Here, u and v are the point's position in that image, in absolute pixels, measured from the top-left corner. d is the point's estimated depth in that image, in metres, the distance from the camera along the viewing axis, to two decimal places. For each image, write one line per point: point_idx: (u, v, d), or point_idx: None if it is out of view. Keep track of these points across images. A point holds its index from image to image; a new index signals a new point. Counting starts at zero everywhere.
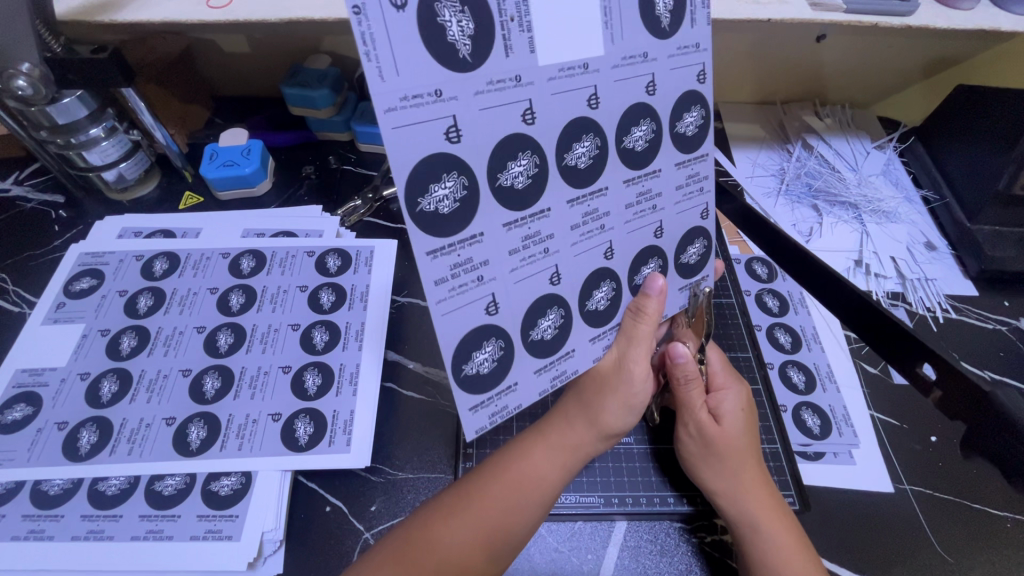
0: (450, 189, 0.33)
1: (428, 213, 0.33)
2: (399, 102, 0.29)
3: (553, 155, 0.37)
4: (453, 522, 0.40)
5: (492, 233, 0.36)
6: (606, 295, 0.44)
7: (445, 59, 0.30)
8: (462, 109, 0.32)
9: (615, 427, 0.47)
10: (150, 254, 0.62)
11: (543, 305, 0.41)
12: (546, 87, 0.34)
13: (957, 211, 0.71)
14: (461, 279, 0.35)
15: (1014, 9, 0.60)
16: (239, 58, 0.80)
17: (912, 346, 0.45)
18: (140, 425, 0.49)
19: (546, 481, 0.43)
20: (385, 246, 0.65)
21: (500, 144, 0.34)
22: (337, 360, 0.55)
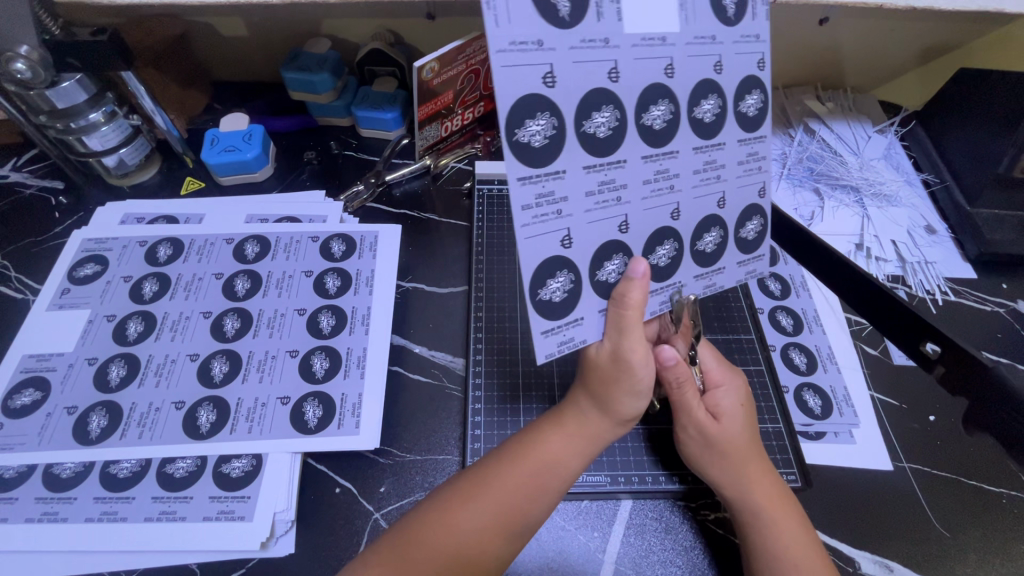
0: (542, 126, 0.35)
1: (519, 143, 0.35)
2: (508, 47, 0.33)
3: (633, 107, 0.38)
4: (471, 511, 0.41)
5: (574, 172, 0.37)
6: (667, 253, 0.44)
7: (547, 14, 0.33)
8: (558, 59, 0.34)
9: (630, 413, 0.46)
10: (153, 240, 0.61)
11: (609, 249, 0.41)
12: (629, 52, 0.37)
13: (957, 194, 0.72)
14: (542, 206, 0.37)
15: None
16: (236, 42, 0.79)
17: (917, 325, 0.46)
18: (150, 409, 0.49)
19: (566, 467, 0.44)
20: (389, 231, 0.65)
21: (588, 94, 0.36)
22: (344, 344, 0.55)
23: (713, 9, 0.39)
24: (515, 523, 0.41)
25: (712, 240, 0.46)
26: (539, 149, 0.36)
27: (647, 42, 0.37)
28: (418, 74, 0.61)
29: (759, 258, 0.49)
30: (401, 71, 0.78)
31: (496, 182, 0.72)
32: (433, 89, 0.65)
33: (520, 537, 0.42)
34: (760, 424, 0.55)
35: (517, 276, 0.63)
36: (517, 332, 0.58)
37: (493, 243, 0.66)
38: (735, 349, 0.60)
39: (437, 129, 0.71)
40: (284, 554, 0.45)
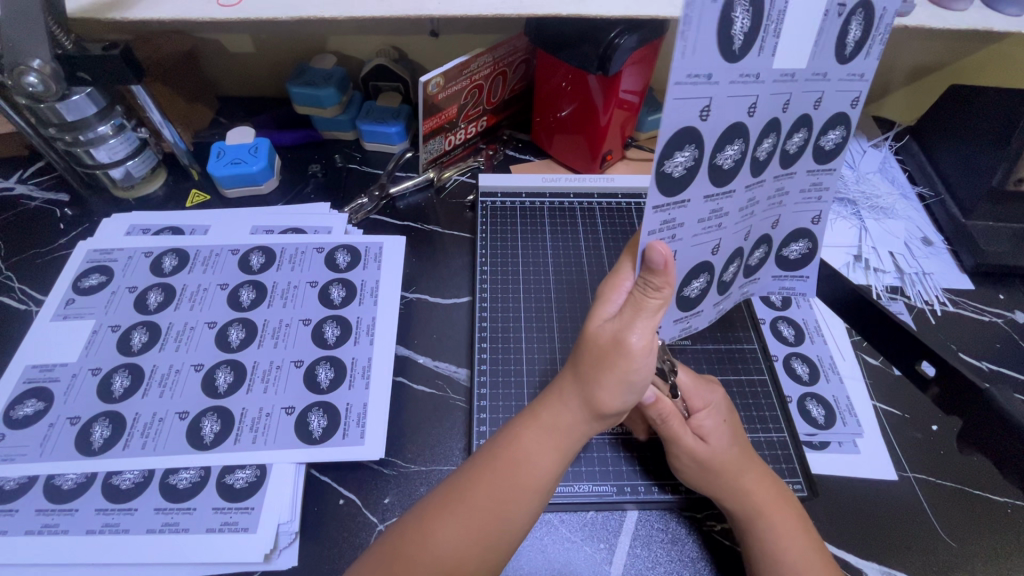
0: (685, 158, 0.35)
1: (661, 174, 0.34)
2: (684, 81, 0.31)
3: (755, 135, 0.37)
4: (444, 525, 0.38)
5: (694, 202, 0.38)
6: (731, 270, 0.45)
7: (723, 49, 0.31)
8: (717, 93, 0.33)
9: (614, 407, 0.40)
10: (159, 251, 0.61)
11: (693, 273, 0.42)
12: (768, 89, 0.35)
13: (952, 207, 0.73)
14: (665, 229, 0.37)
15: (1006, 10, 0.61)
16: (243, 58, 0.81)
17: None
18: (153, 419, 0.49)
19: (546, 466, 0.41)
20: (394, 242, 0.65)
21: (725, 128, 0.35)
22: (349, 354, 0.55)
23: (835, 43, 0.35)
24: (486, 544, 0.38)
25: (760, 254, 0.47)
26: (675, 179, 0.35)
27: (783, 80, 0.35)
28: (424, 89, 0.63)
29: (801, 279, 0.49)
30: (404, 86, 0.80)
31: (500, 195, 0.72)
32: (437, 104, 0.66)
33: (504, 548, 0.39)
34: (764, 433, 0.55)
35: (519, 300, 0.62)
36: (522, 345, 0.58)
37: (497, 256, 0.66)
38: (739, 359, 0.60)
39: (440, 143, 0.73)
40: (287, 567, 0.44)
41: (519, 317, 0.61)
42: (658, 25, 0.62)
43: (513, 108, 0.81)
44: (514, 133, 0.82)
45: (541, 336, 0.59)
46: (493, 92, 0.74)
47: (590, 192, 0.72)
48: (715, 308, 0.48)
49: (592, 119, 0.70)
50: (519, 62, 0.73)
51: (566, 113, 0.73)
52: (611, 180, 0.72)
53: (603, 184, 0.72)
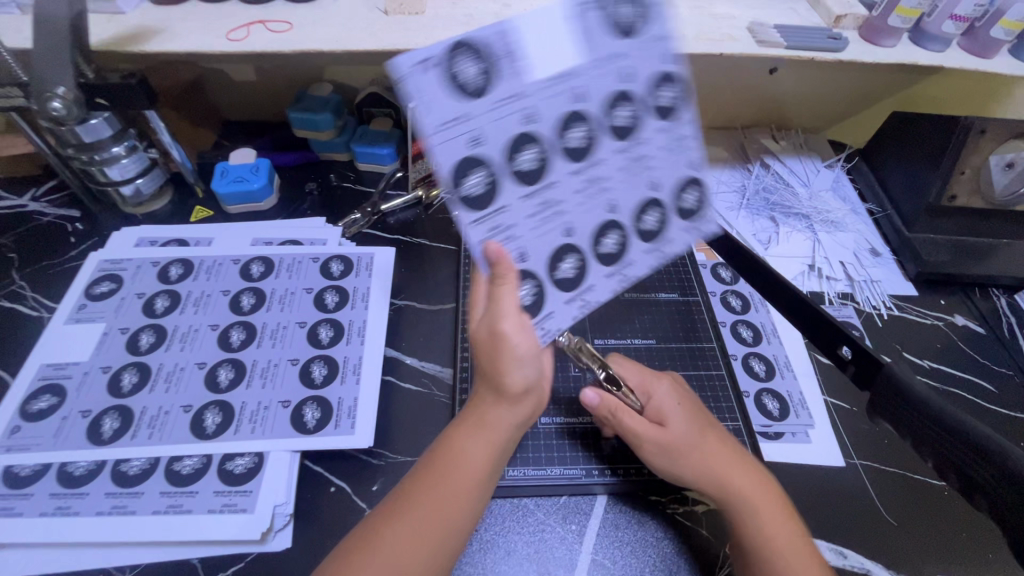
0: (530, 155, 0.39)
1: (461, 186, 0.37)
2: (438, 128, 0.35)
3: (489, 127, 0.37)
4: (391, 528, 0.42)
5: (514, 204, 0.40)
6: (613, 243, 0.45)
7: (461, 88, 0.35)
8: (477, 119, 0.36)
9: (518, 386, 0.45)
10: (165, 260, 0.66)
11: (565, 249, 0.44)
12: (540, 94, 0.37)
13: (897, 221, 0.80)
14: (497, 222, 0.40)
15: (928, 47, 0.69)
16: (246, 85, 0.87)
17: (836, 331, 0.50)
18: (159, 412, 0.53)
19: (479, 463, 0.45)
20: (384, 253, 0.70)
21: (512, 137, 0.38)
22: (342, 353, 0.60)
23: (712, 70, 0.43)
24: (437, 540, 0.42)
25: (651, 219, 0.46)
26: (519, 174, 0.39)
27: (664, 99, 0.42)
28: (413, 114, 0.69)
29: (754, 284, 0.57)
30: (396, 112, 0.86)
31: None
32: None
33: (450, 544, 0.43)
34: (721, 422, 0.59)
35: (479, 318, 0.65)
36: None
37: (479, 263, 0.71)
38: (698, 357, 0.65)
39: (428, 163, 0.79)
40: (281, 548, 0.48)
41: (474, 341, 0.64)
42: None
43: None
44: None
45: None
46: None
47: None
48: (613, 290, 0.47)
49: None
50: None
51: None
52: None
53: None
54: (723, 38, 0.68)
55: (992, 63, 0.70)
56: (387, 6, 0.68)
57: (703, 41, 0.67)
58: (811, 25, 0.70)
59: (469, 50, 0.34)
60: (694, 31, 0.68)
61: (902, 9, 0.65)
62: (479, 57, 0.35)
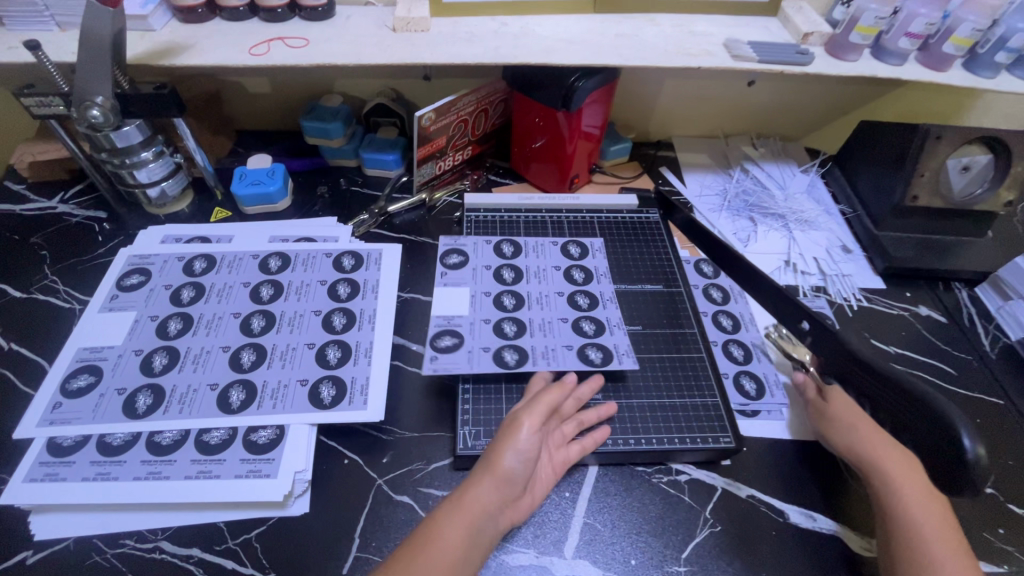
0: (335, 356, 0.63)
1: (498, 334, 0.66)
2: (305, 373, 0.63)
3: (467, 338, 0.65)
4: None
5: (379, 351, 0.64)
6: (592, 327, 0.68)
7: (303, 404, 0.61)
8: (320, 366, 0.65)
9: (507, 468, 0.51)
10: (190, 255, 0.72)
11: (584, 345, 0.65)
12: (482, 295, 0.70)
13: (867, 221, 0.87)
14: (544, 356, 0.64)
15: (888, 61, 0.76)
16: (261, 97, 0.93)
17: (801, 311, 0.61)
18: (188, 390, 0.58)
19: (455, 541, 0.47)
20: (392, 249, 0.76)
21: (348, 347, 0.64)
22: (354, 338, 0.65)
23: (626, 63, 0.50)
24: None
25: (580, 276, 0.74)
26: (514, 334, 0.66)
27: None
28: (418, 122, 0.75)
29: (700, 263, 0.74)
30: (401, 121, 0.93)
31: (482, 211, 0.84)
32: (430, 135, 0.79)
33: None
34: (701, 398, 0.64)
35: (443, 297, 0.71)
36: None
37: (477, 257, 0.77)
38: (680, 340, 0.69)
39: (432, 168, 0.86)
40: (301, 512, 0.53)
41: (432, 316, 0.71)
42: (611, 71, 0.76)
43: (494, 140, 0.94)
44: (496, 162, 0.96)
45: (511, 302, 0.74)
46: (477, 125, 0.87)
47: (559, 208, 0.84)
48: (618, 349, 0.65)
49: (560, 148, 0.84)
50: (499, 101, 0.86)
51: (539, 142, 0.85)
52: (577, 198, 0.84)
53: (570, 202, 0.84)
54: (702, 53, 0.75)
55: (946, 75, 0.77)
56: (395, 24, 0.75)
57: (683, 56, 0.74)
58: (781, 41, 0.77)
59: (444, 344, 0.63)
60: (674, 46, 0.75)
61: (861, 27, 0.73)
62: (457, 340, 0.64)
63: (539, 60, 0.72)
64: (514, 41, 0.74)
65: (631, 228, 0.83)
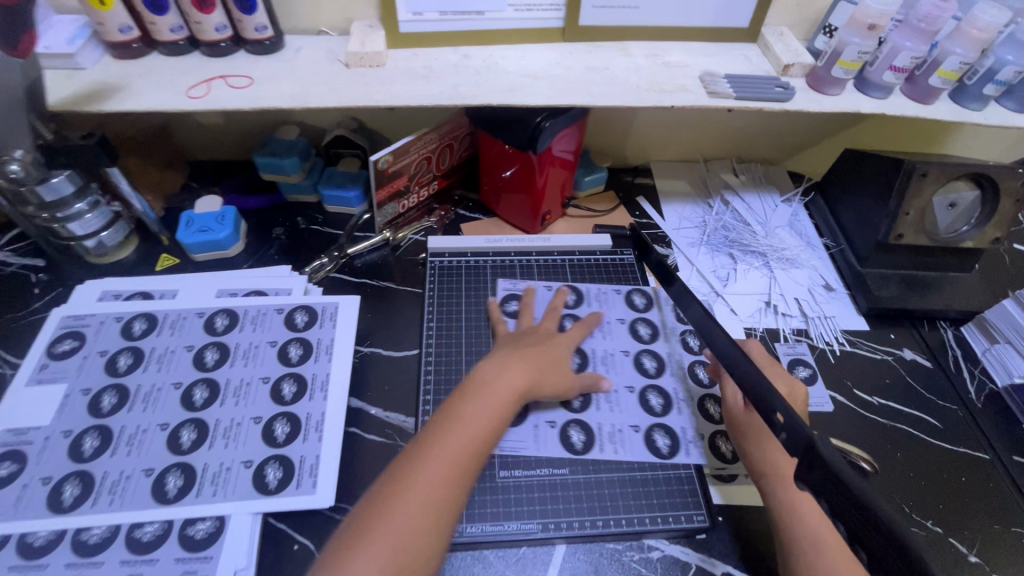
0: (274, 473, 0.56)
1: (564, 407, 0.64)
2: (242, 463, 0.56)
3: None
4: (423, 466, 0.49)
5: (310, 444, 0.58)
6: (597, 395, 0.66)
7: (259, 490, 0.54)
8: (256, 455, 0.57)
9: (524, 372, 0.59)
10: (129, 315, 0.66)
11: (651, 428, 0.63)
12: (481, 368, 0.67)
13: (850, 256, 0.83)
14: (612, 442, 0.62)
15: (872, 94, 0.72)
16: (212, 128, 0.87)
17: (772, 398, 0.50)
18: (120, 477, 0.54)
19: (489, 402, 0.55)
20: (349, 301, 0.71)
21: (287, 462, 0.56)
22: (304, 409, 0.60)
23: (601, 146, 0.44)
24: (484, 427, 0.53)
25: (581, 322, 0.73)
26: (581, 406, 0.64)
27: None
28: (374, 166, 0.71)
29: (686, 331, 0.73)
30: (363, 152, 0.87)
31: (447, 255, 0.80)
32: (388, 177, 0.75)
33: (425, 482, 0.48)
34: (675, 470, 0.61)
35: (459, 359, 0.68)
36: None
37: (442, 313, 0.73)
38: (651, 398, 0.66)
39: (395, 207, 0.81)
40: None
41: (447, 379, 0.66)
42: (578, 111, 0.72)
43: (462, 172, 0.89)
44: (465, 194, 0.91)
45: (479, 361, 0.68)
46: (441, 160, 0.82)
47: (529, 250, 0.80)
48: (685, 431, 0.64)
49: (530, 186, 0.79)
50: (464, 135, 0.82)
51: (507, 177, 0.81)
52: (547, 240, 0.80)
53: (540, 244, 0.81)
54: (676, 89, 0.70)
55: (932, 108, 0.73)
56: (348, 59, 0.70)
57: (656, 93, 0.69)
58: (761, 73, 0.73)
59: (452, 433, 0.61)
60: (647, 82, 0.70)
61: (843, 61, 0.68)
62: None
63: (502, 101, 0.67)
64: (476, 78, 0.69)
65: (606, 273, 0.79)
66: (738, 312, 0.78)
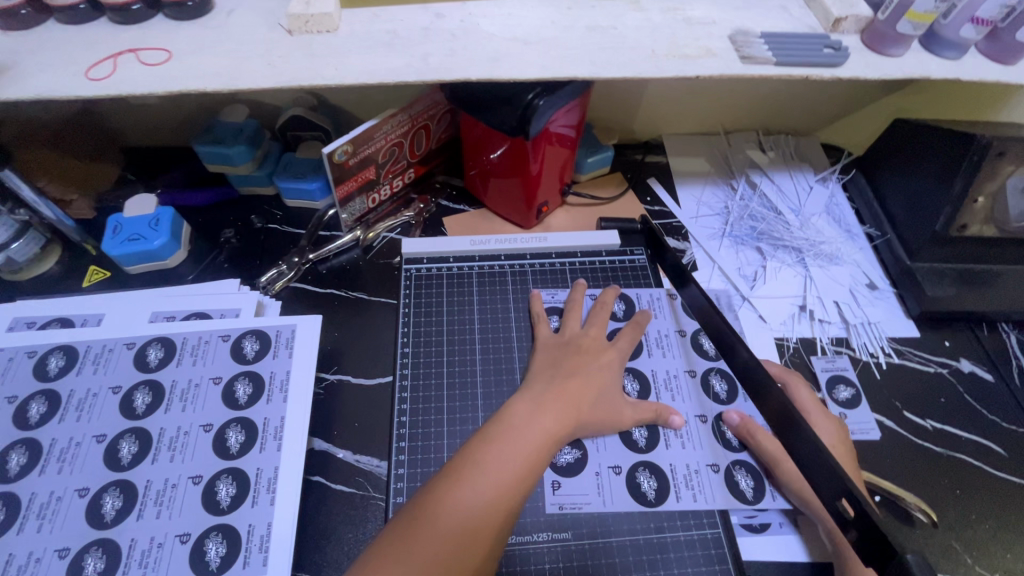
0: (215, 549, 0.46)
1: (628, 446, 0.55)
2: (177, 537, 0.46)
3: None
4: (466, 486, 0.42)
5: (261, 508, 0.48)
6: (644, 436, 0.55)
7: (198, 571, 0.45)
8: (196, 526, 0.47)
9: (577, 390, 0.52)
10: (44, 349, 0.56)
11: (731, 466, 0.54)
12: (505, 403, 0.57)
13: (899, 248, 0.71)
14: (690, 488, 0.53)
15: (944, 54, 0.58)
16: (146, 110, 0.74)
17: (834, 478, 0.40)
18: (28, 561, 0.45)
19: (544, 422, 0.48)
20: (308, 322, 0.59)
21: (231, 533, 0.47)
22: (253, 464, 0.50)
23: None
24: (534, 451, 0.46)
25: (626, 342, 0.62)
26: (647, 445, 0.55)
27: None
28: (329, 158, 0.59)
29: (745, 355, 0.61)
30: (326, 135, 0.74)
31: (425, 261, 0.68)
32: (350, 170, 0.62)
33: (471, 507, 0.42)
34: (698, 532, 0.51)
35: (479, 390, 0.58)
36: (442, 441, 0.54)
37: (420, 331, 0.62)
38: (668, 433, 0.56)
39: (364, 201, 0.69)
40: None
41: (464, 414, 0.56)
42: (579, 84, 0.59)
43: (443, 155, 0.76)
44: (448, 180, 0.78)
45: (464, 393, 0.57)
46: (416, 145, 0.69)
47: (522, 253, 0.68)
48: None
49: (523, 175, 0.66)
50: (442, 115, 0.68)
51: (496, 164, 0.68)
52: (543, 240, 0.68)
53: (536, 243, 0.69)
54: (701, 55, 0.56)
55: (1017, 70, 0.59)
56: (289, 23, 0.56)
57: (675, 59, 0.55)
58: (805, 30, 0.59)
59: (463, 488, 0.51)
60: (664, 45, 0.56)
61: (914, 13, 0.54)
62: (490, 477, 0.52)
63: (482, 75, 0.53)
64: (449, 46, 0.55)
65: (614, 277, 0.67)
66: (768, 320, 0.67)
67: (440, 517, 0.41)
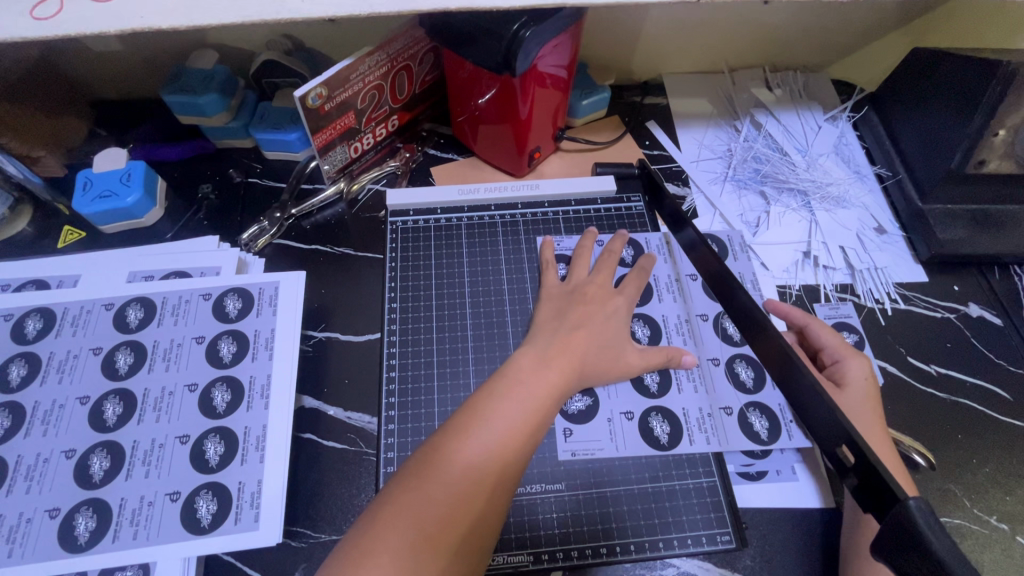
0: (206, 506, 0.46)
1: (640, 392, 0.53)
2: (167, 496, 0.46)
3: None
4: (472, 437, 0.40)
5: (251, 464, 0.48)
6: (655, 381, 0.54)
7: (189, 529, 0.45)
8: (185, 486, 0.47)
9: (582, 340, 0.50)
10: (20, 312, 0.54)
11: (745, 408, 0.53)
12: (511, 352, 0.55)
13: (910, 189, 0.67)
14: (702, 432, 0.52)
15: None
16: (110, 58, 0.69)
17: (835, 426, 0.39)
18: (20, 521, 0.44)
19: (549, 375, 0.46)
20: (291, 279, 0.57)
21: (221, 491, 0.46)
22: (241, 423, 0.49)
23: None
24: (542, 402, 0.44)
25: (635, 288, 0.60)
26: (660, 390, 0.54)
27: None
28: (301, 102, 0.55)
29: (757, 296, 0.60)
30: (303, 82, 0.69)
31: (413, 213, 0.65)
32: (326, 116, 0.59)
33: (477, 459, 0.40)
34: (693, 480, 0.50)
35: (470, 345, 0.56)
36: (433, 395, 0.53)
37: (410, 284, 0.60)
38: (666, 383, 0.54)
39: (345, 151, 0.65)
40: None
41: (454, 367, 0.55)
42: (571, 12, 0.54)
43: (429, 100, 0.71)
44: (435, 127, 0.74)
45: (455, 347, 0.56)
46: (398, 89, 0.65)
47: (514, 203, 0.65)
48: (784, 409, 0.53)
49: (511, 118, 0.62)
50: (425, 54, 0.64)
51: (484, 107, 0.64)
52: (535, 188, 0.65)
53: (528, 192, 0.66)
54: None
55: None
56: None
57: None
58: None
59: None
60: None
61: None
62: None
63: (463, 5, 0.48)
64: None
65: (609, 225, 0.65)
66: (770, 267, 0.65)
67: (445, 466, 0.39)
